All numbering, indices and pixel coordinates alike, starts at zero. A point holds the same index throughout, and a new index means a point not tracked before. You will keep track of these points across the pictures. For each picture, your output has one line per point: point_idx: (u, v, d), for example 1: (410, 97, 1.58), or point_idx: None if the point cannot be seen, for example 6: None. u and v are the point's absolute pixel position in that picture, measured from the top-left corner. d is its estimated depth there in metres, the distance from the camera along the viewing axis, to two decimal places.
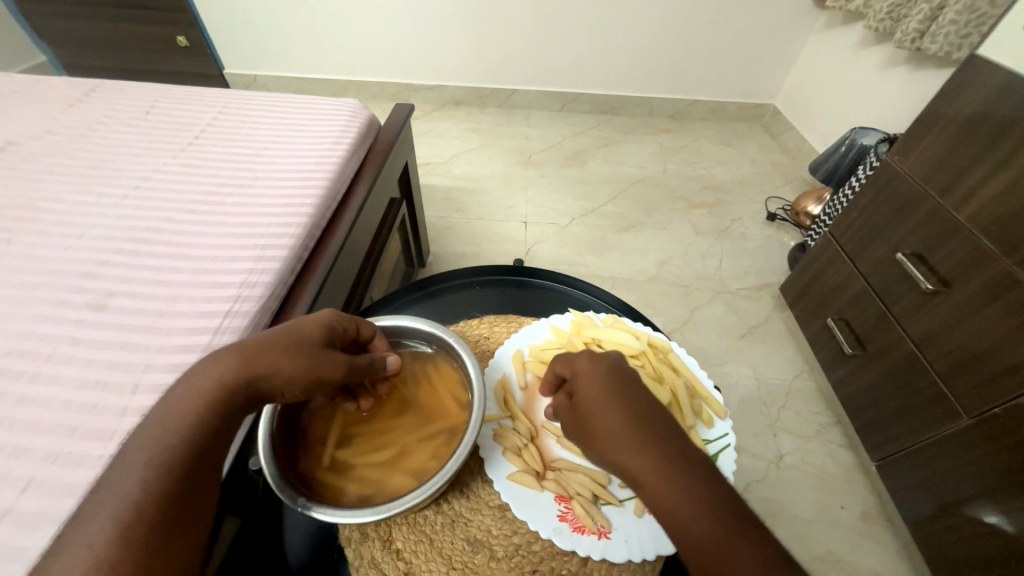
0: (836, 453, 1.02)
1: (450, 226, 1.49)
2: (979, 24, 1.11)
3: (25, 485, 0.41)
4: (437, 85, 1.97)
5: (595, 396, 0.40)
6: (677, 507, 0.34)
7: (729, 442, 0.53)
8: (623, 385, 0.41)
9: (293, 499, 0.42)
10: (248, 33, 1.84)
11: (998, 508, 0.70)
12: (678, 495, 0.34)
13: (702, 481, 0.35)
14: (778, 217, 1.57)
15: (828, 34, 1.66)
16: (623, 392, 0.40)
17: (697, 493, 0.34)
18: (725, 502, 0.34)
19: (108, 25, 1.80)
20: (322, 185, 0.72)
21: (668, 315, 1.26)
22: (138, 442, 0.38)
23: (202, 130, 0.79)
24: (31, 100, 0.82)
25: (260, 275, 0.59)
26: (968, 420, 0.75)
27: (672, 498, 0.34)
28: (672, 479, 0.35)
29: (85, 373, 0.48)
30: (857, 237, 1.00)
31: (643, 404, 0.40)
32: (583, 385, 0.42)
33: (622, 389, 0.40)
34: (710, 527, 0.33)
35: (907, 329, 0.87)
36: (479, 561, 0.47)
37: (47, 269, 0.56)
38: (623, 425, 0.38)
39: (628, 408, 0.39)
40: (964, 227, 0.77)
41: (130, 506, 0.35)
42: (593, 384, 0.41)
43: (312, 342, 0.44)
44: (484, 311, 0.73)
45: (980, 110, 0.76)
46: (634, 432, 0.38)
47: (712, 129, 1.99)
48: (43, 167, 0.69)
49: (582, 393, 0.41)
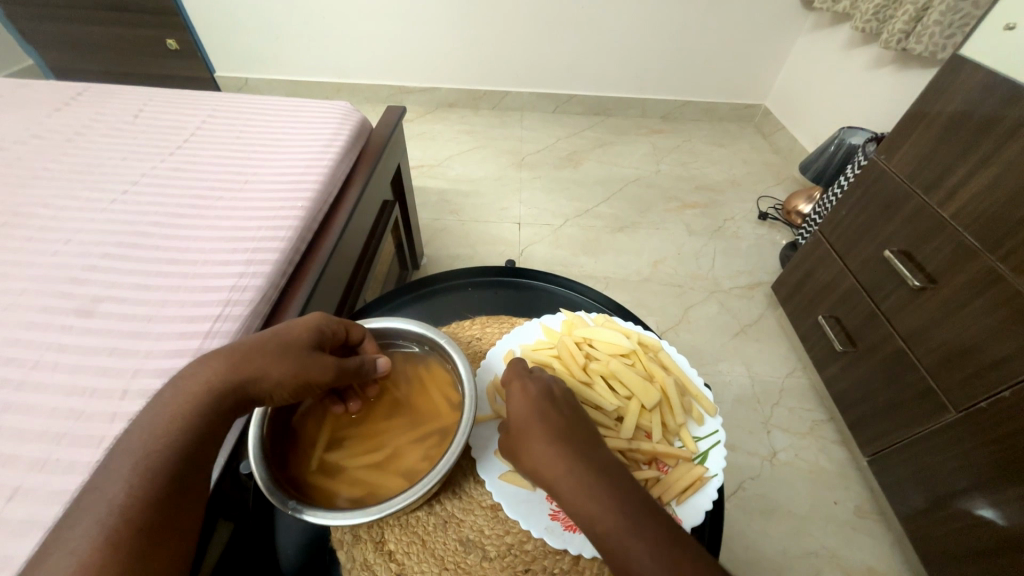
0: (829, 449, 1.03)
1: (444, 228, 1.49)
2: (963, 24, 1.13)
3: (11, 493, 0.41)
4: (430, 87, 1.97)
5: (523, 415, 0.44)
6: (590, 512, 0.37)
7: (719, 439, 0.53)
8: (549, 404, 0.44)
9: (283, 503, 0.42)
10: (239, 36, 1.84)
11: (988, 501, 0.71)
12: (591, 501, 0.37)
13: (615, 487, 0.38)
14: (770, 216, 1.58)
15: (816, 35, 1.68)
16: (550, 410, 0.43)
17: (607, 495, 0.37)
18: (633, 502, 0.37)
19: (97, 29, 1.79)
20: (313, 188, 0.72)
21: (662, 315, 1.27)
22: (126, 447, 0.38)
23: (192, 134, 0.79)
24: (18, 105, 0.81)
25: (251, 278, 0.59)
26: (955, 415, 0.76)
27: (585, 504, 0.37)
28: (585, 487, 0.38)
29: (72, 380, 0.48)
30: (846, 235, 1.01)
31: (566, 421, 0.43)
32: (513, 406, 0.45)
33: (548, 410, 0.43)
34: (616, 526, 0.36)
35: (896, 325, 0.88)
36: (471, 561, 0.47)
37: (34, 275, 0.56)
38: (544, 440, 0.41)
39: (551, 426, 0.42)
40: (948, 224, 0.78)
41: (117, 510, 0.35)
42: (521, 406, 0.44)
43: (301, 346, 0.44)
44: (477, 312, 0.73)
45: (962, 108, 0.77)
46: (555, 445, 0.41)
47: (705, 129, 2.00)
48: (30, 172, 0.69)
49: (512, 416, 0.45)
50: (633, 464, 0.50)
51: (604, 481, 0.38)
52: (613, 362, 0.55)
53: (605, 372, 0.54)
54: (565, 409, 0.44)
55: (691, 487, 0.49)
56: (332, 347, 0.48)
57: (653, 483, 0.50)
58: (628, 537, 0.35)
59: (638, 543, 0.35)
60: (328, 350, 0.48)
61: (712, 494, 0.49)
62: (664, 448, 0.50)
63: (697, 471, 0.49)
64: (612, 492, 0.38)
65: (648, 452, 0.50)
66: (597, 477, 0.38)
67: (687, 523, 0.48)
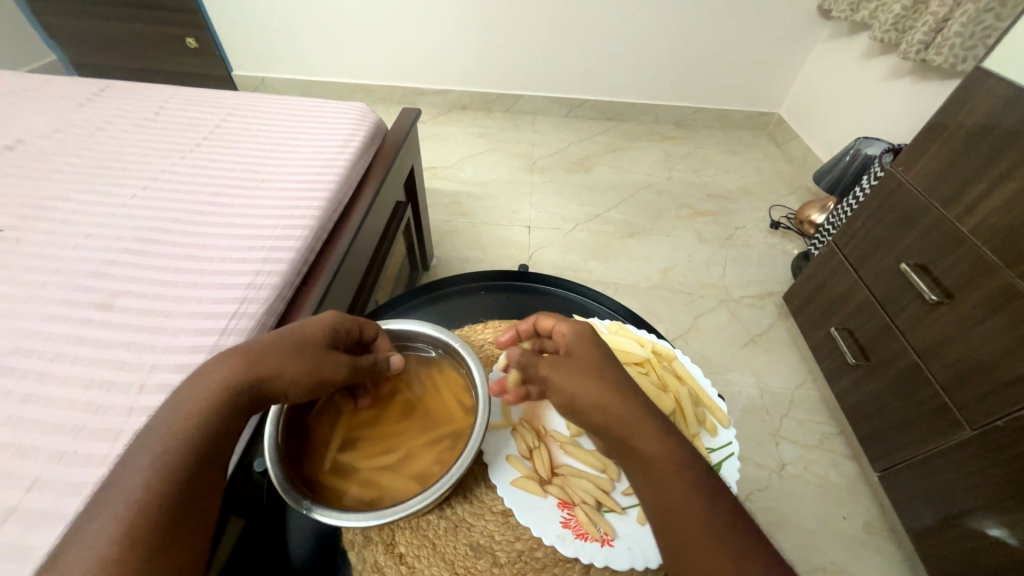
0: (839, 463, 1.02)
1: (454, 230, 1.49)
2: (984, 36, 1.12)
3: (31, 482, 0.41)
4: (444, 89, 1.98)
5: (595, 383, 0.44)
6: (673, 477, 0.38)
7: (733, 451, 0.53)
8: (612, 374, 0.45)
9: (296, 501, 0.42)
10: (256, 36, 1.86)
11: (1001, 522, 0.70)
12: (674, 461, 0.39)
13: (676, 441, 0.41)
14: (782, 225, 1.57)
15: (833, 44, 1.67)
16: (616, 380, 0.44)
17: (684, 462, 0.39)
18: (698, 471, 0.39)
19: (118, 25, 1.82)
20: (330, 188, 0.72)
21: (671, 322, 1.26)
22: (142, 444, 0.38)
23: (210, 132, 0.80)
24: (42, 100, 0.83)
25: (267, 276, 0.59)
26: (970, 432, 0.74)
27: (657, 447, 0.40)
28: (669, 451, 0.40)
29: (91, 373, 0.48)
30: (861, 247, 1.00)
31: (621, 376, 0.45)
32: (573, 380, 0.44)
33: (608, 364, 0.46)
34: (700, 490, 0.38)
35: (910, 340, 0.87)
36: (481, 567, 0.47)
37: (54, 268, 0.57)
38: (625, 405, 0.42)
39: (621, 397, 0.43)
40: (966, 238, 0.77)
41: (134, 507, 0.36)
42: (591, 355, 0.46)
43: (315, 344, 0.45)
44: (489, 315, 0.73)
45: (984, 122, 0.76)
46: (636, 412, 0.42)
47: (717, 137, 1.99)
48: (53, 166, 0.70)
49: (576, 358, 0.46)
50: None
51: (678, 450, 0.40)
52: (626, 371, 0.55)
53: None
54: (621, 379, 0.45)
55: None
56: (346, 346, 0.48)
57: None
58: (705, 501, 0.37)
59: (718, 507, 0.37)
60: (342, 349, 0.48)
61: None
62: None
63: None
64: (685, 461, 0.40)
65: None
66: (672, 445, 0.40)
67: None
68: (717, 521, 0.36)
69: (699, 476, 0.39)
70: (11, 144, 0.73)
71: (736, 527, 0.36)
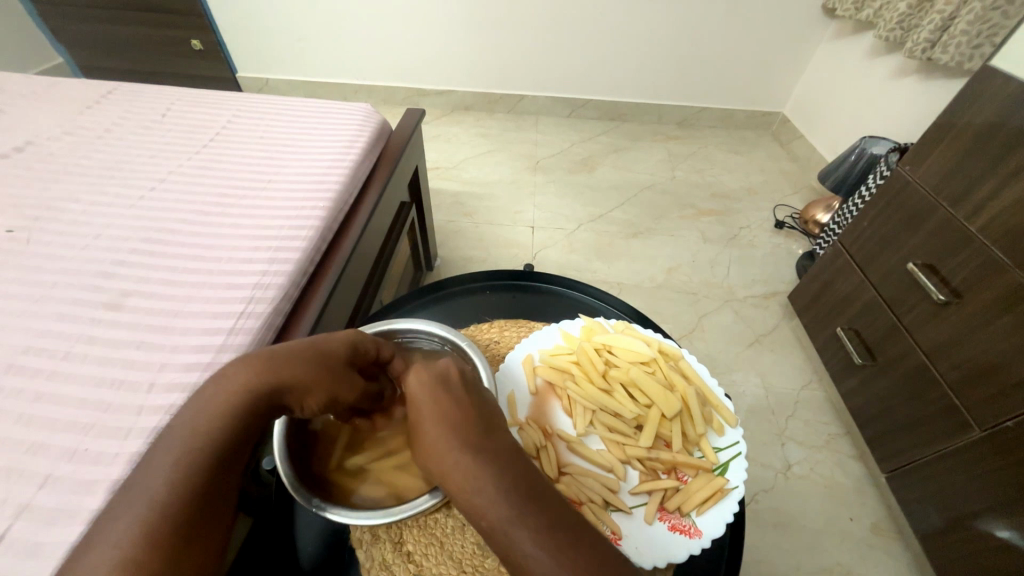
0: (845, 464, 1.01)
1: (458, 231, 1.50)
2: (991, 34, 1.11)
3: (42, 481, 0.42)
4: (447, 90, 1.98)
5: (421, 404, 0.41)
6: (481, 504, 0.36)
7: (740, 450, 0.52)
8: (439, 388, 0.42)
9: (308, 501, 0.43)
10: (261, 38, 1.87)
11: (1010, 523, 0.69)
12: (479, 486, 0.36)
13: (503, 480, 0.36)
14: (787, 225, 1.56)
15: (837, 43, 1.66)
16: (442, 396, 0.41)
17: (494, 482, 0.36)
18: (519, 486, 0.36)
19: (124, 28, 1.83)
20: (336, 188, 0.73)
21: (676, 322, 1.26)
22: (166, 443, 0.39)
23: (217, 133, 0.80)
24: (50, 102, 0.84)
25: (274, 277, 0.60)
26: (979, 432, 0.74)
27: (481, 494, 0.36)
28: (474, 475, 0.37)
29: (101, 372, 0.49)
30: (867, 247, 0.99)
31: (454, 409, 0.40)
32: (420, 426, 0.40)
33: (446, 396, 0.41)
34: (505, 516, 0.35)
35: (918, 340, 0.86)
36: (488, 565, 0.47)
37: (65, 268, 0.57)
38: (437, 428, 0.39)
39: (441, 417, 0.40)
40: (975, 238, 0.77)
41: (156, 506, 0.36)
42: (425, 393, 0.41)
43: (335, 360, 0.44)
44: (494, 315, 0.73)
45: (993, 120, 0.76)
46: (448, 436, 0.38)
47: (721, 137, 1.99)
48: (62, 168, 0.71)
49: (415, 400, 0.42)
50: (651, 472, 0.51)
51: (494, 468, 0.37)
52: (633, 370, 0.55)
53: (625, 380, 0.55)
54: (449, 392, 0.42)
55: (711, 498, 0.49)
56: (365, 364, 0.47)
57: (671, 492, 0.50)
58: (517, 524, 0.34)
59: (525, 529, 0.34)
60: (360, 366, 0.47)
61: (732, 507, 0.49)
62: (684, 458, 0.50)
63: (716, 482, 0.49)
64: (502, 480, 0.36)
65: (666, 462, 0.50)
66: (487, 464, 0.37)
67: (707, 536, 0.47)
68: (526, 547, 0.34)
69: (518, 494, 0.36)
70: (20, 146, 0.73)
71: (549, 547, 0.34)
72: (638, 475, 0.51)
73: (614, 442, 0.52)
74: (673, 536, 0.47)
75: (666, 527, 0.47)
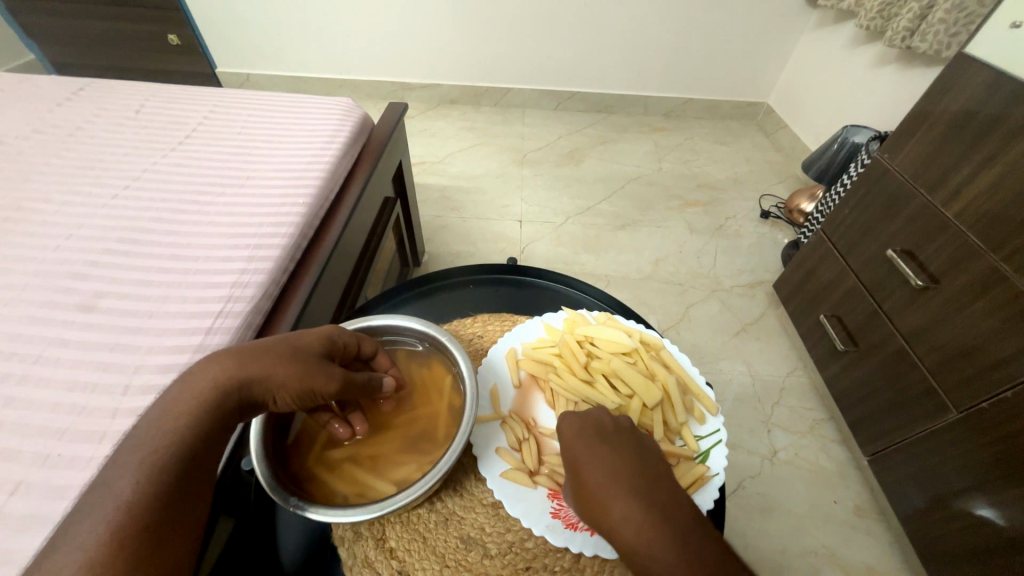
0: (829, 448, 1.03)
1: (445, 226, 1.49)
2: (967, 23, 1.12)
3: (13, 488, 0.41)
4: (431, 84, 1.97)
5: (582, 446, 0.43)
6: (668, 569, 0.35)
7: (721, 438, 0.53)
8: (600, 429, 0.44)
9: (285, 499, 0.42)
10: (240, 32, 1.83)
11: (988, 502, 0.71)
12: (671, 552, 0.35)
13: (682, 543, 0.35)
14: (772, 215, 1.57)
15: (820, 33, 1.67)
16: (610, 440, 0.43)
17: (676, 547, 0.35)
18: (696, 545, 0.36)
19: (95, 23, 1.78)
20: (316, 183, 0.72)
21: (663, 313, 1.27)
22: (134, 443, 0.39)
23: (193, 129, 0.79)
24: (17, 100, 0.81)
25: (253, 274, 0.59)
26: (956, 414, 0.75)
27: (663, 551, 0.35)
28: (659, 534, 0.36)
29: (74, 375, 0.48)
30: (849, 235, 1.00)
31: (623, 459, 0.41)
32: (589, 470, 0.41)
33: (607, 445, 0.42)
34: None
35: (898, 325, 0.87)
36: (472, 559, 0.47)
37: (35, 270, 0.56)
38: (607, 469, 0.40)
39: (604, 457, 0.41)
40: (951, 224, 0.78)
41: (122, 507, 0.36)
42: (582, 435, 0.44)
43: (310, 354, 0.44)
44: (479, 309, 0.73)
45: (968, 107, 0.77)
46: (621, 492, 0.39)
47: (707, 127, 1.99)
48: (31, 167, 0.69)
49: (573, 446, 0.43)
50: None
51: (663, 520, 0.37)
52: (614, 361, 0.55)
53: (606, 370, 0.54)
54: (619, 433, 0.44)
55: (693, 485, 0.49)
56: (346, 355, 0.48)
57: None
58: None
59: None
60: (338, 361, 0.47)
61: (713, 493, 0.49)
62: (665, 447, 0.51)
63: (699, 470, 0.50)
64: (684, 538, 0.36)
65: None
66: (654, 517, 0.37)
67: None
68: None
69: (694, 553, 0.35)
70: None
71: None
72: None
73: None
74: None
75: None
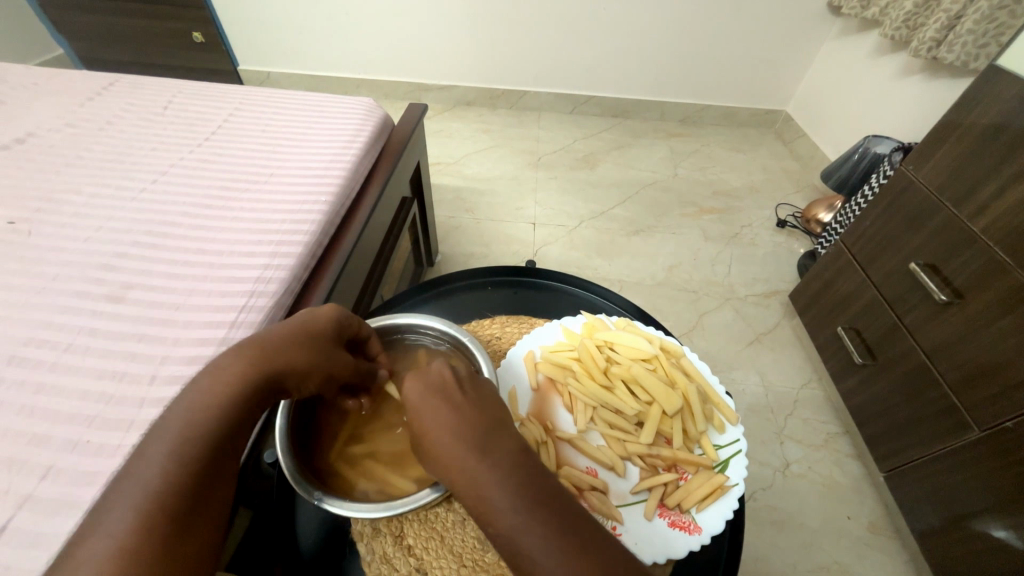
0: (843, 463, 1.01)
1: (459, 227, 1.49)
2: (997, 34, 1.11)
3: (45, 472, 0.42)
4: (449, 85, 1.98)
5: (438, 436, 0.38)
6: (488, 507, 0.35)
7: (741, 448, 0.53)
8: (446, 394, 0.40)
9: (309, 493, 0.43)
10: (262, 31, 1.86)
11: (1006, 524, 0.70)
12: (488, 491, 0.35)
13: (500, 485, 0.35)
14: (789, 224, 1.56)
15: (843, 41, 1.65)
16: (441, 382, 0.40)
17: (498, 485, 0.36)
18: (577, 531, 0.34)
19: (123, 19, 1.82)
20: (338, 181, 0.73)
21: (677, 320, 1.26)
22: (160, 434, 0.39)
23: (219, 125, 0.80)
24: (51, 94, 0.83)
25: (276, 270, 0.60)
26: (978, 433, 0.74)
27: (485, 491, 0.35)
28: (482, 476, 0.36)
29: (104, 364, 0.49)
30: (869, 246, 0.99)
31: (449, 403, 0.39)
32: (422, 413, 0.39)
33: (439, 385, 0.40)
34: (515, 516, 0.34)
35: (919, 339, 0.86)
36: (490, 560, 0.47)
37: (67, 260, 0.57)
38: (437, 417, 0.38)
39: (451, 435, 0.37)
40: (978, 238, 0.77)
41: (151, 495, 0.37)
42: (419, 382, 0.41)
43: (322, 337, 0.46)
44: (495, 311, 0.73)
45: (999, 121, 0.75)
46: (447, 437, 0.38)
47: (724, 135, 1.98)
48: (64, 160, 0.70)
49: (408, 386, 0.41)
50: (651, 469, 0.51)
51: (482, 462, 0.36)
52: (634, 367, 0.55)
53: (626, 377, 0.55)
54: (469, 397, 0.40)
55: (711, 495, 0.49)
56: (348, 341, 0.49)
57: (670, 488, 0.50)
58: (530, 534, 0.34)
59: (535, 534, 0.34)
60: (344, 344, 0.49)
61: (731, 504, 0.49)
62: (684, 454, 0.50)
63: (717, 480, 0.49)
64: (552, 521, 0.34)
65: (666, 458, 0.50)
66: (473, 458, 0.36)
67: (706, 532, 0.47)
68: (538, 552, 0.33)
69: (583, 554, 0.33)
70: (21, 137, 0.73)
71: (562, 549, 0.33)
72: (637, 472, 0.51)
73: (614, 438, 0.52)
74: (673, 532, 0.47)
75: (665, 523, 0.48)
